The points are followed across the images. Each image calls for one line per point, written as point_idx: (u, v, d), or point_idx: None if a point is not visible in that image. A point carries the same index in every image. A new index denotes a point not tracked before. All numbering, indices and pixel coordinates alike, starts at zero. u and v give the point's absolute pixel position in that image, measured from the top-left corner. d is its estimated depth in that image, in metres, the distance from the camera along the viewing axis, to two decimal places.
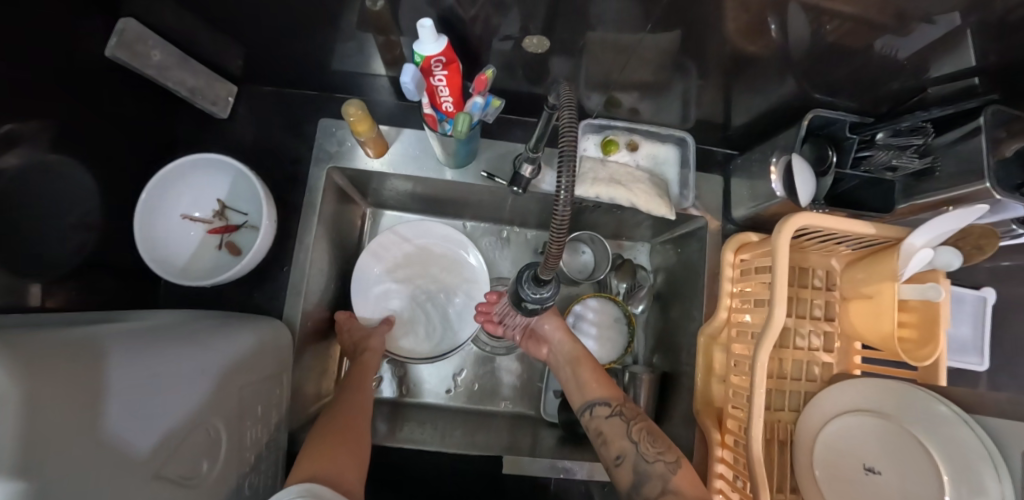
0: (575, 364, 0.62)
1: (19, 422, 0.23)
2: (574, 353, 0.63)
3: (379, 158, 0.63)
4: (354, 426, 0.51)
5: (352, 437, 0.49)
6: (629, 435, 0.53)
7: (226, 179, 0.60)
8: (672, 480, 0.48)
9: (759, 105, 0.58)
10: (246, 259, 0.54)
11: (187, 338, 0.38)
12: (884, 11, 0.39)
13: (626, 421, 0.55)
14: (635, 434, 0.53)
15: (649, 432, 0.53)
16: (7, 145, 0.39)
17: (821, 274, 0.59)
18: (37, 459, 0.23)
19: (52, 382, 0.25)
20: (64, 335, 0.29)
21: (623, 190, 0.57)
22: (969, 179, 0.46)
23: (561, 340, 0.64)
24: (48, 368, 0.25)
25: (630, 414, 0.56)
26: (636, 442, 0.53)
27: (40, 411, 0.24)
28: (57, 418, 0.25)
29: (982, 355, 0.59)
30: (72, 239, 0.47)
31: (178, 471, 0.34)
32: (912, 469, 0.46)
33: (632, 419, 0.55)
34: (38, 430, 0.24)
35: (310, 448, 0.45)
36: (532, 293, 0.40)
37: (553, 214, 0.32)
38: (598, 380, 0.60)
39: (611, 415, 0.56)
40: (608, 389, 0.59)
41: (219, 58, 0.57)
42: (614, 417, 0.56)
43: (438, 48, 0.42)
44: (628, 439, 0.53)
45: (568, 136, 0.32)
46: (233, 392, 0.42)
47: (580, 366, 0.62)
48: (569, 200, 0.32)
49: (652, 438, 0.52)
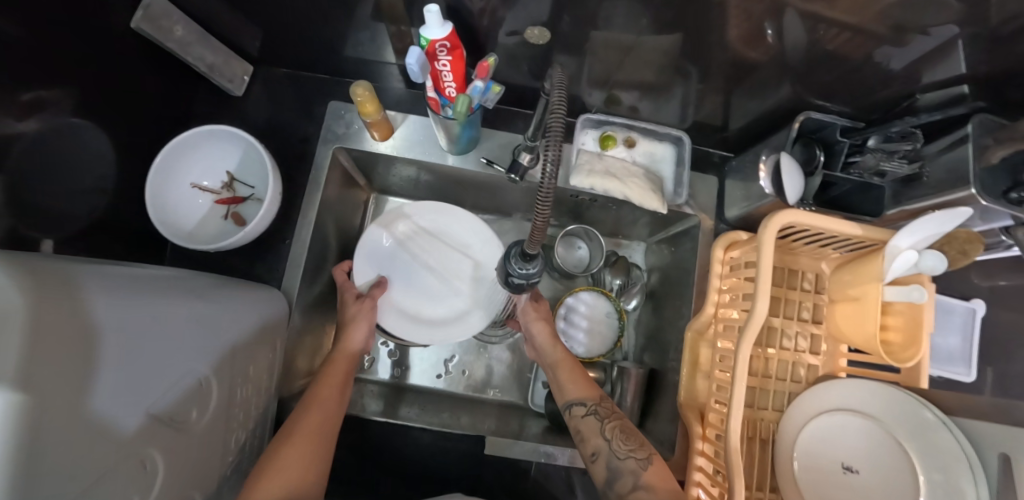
0: (560, 364, 0.61)
1: (22, 341, 0.24)
2: (560, 354, 0.62)
3: (384, 141, 0.65)
4: (315, 427, 0.50)
5: (313, 443, 0.49)
6: (603, 432, 0.54)
7: (237, 152, 0.63)
8: (643, 476, 0.49)
9: (756, 108, 0.60)
10: (250, 228, 0.56)
11: (169, 289, 0.39)
12: (872, 17, 0.40)
13: (601, 419, 0.55)
14: (608, 432, 0.53)
15: (621, 430, 0.53)
16: (27, 112, 0.41)
17: (811, 278, 0.60)
18: (37, 377, 0.25)
19: (51, 309, 0.26)
20: (45, 265, 0.29)
21: (617, 183, 0.59)
22: (955, 186, 0.47)
23: (544, 342, 0.63)
24: (47, 299, 0.27)
25: (605, 413, 0.55)
26: (610, 441, 0.53)
27: (40, 335, 0.25)
28: (56, 345, 0.26)
29: (969, 366, 0.62)
30: (85, 201, 0.49)
31: (166, 412, 0.36)
32: (891, 471, 0.48)
33: (607, 417, 0.55)
34: (38, 351, 0.25)
35: (269, 461, 0.46)
36: (519, 268, 0.42)
37: (537, 198, 0.34)
38: (579, 377, 0.60)
39: (588, 413, 0.56)
40: (590, 387, 0.58)
41: (238, 38, 0.60)
42: (590, 416, 0.55)
43: (444, 33, 0.44)
44: (602, 436, 0.53)
45: (555, 125, 0.33)
46: (222, 344, 0.43)
47: (563, 367, 0.61)
48: (552, 187, 0.33)
49: (625, 436, 0.52)
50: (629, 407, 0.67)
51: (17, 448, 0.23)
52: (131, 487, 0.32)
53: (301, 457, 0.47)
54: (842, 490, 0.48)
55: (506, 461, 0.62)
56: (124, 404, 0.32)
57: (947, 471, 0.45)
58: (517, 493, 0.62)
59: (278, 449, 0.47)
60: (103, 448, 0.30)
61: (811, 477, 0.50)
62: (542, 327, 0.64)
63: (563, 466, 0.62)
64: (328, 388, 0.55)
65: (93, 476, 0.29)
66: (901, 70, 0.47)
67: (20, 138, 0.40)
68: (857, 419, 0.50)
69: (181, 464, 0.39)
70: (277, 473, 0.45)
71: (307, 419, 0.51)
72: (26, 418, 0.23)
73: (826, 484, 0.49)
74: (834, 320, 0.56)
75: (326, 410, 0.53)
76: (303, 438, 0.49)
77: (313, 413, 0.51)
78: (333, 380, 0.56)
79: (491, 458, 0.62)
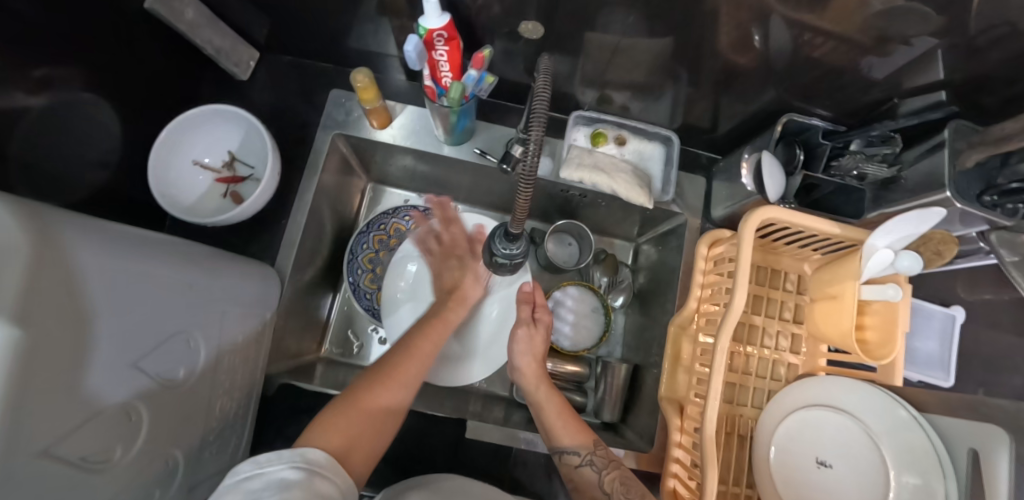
0: (547, 403, 0.59)
1: (20, 289, 0.25)
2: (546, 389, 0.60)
3: (383, 130, 0.68)
4: (377, 410, 0.47)
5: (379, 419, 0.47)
6: (600, 486, 0.52)
7: (239, 133, 0.66)
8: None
9: (742, 112, 0.62)
10: (247, 204, 0.58)
11: (165, 251, 0.41)
12: (849, 23, 0.42)
13: (598, 472, 0.52)
14: (607, 486, 0.51)
15: (622, 483, 0.51)
16: (38, 87, 0.43)
17: (793, 278, 0.62)
18: (35, 321, 0.26)
19: (47, 258, 0.27)
20: (47, 212, 0.30)
21: (605, 177, 0.62)
22: (930, 189, 0.49)
23: (529, 379, 0.60)
24: (45, 248, 0.27)
25: (602, 463, 0.53)
26: (608, 493, 0.51)
27: (37, 284, 0.26)
28: (53, 294, 0.27)
29: (948, 372, 0.64)
30: (89, 175, 0.51)
31: (156, 368, 0.39)
32: (860, 464, 0.48)
33: (604, 468, 0.53)
34: (36, 298, 0.26)
35: (334, 411, 0.45)
36: (503, 248, 0.44)
37: (518, 186, 0.34)
38: (577, 423, 0.57)
39: (582, 464, 0.53)
40: (588, 436, 0.55)
41: (247, 23, 0.63)
42: (585, 467, 0.53)
43: (441, 23, 0.46)
44: (599, 490, 0.52)
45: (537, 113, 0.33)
46: (209, 305, 0.45)
47: (553, 410, 0.58)
48: (532, 179, 0.34)
49: (626, 488, 0.51)
50: (611, 404, 0.69)
51: (12, 379, 0.24)
52: (108, 431, 0.34)
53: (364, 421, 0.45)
54: (816, 484, 0.49)
55: (485, 449, 0.63)
56: (110, 361, 0.33)
57: (915, 463, 0.46)
58: (495, 479, 0.62)
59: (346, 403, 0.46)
60: (88, 392, 0.31)
61: (784, 473, 0.51)
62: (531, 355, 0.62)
63: (542, 453, 0.63)
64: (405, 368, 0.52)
65: (76, 418, 0.31)
66: (882, 76, 0.49)
67: (28, 112, 0.42)
68: (831, 414, 0.51)
69: (165, 419, 0.41)
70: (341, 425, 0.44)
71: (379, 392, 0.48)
72: (24, 351, 0.25)
73: (800, 477, 0.50)
74: (814, 319, 0.57)
75: (395, 391, 0.49)
76: (373, 407, 0.47)
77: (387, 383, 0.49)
78: (422, 351, 0.55)
79: (472, 442, 0.63)
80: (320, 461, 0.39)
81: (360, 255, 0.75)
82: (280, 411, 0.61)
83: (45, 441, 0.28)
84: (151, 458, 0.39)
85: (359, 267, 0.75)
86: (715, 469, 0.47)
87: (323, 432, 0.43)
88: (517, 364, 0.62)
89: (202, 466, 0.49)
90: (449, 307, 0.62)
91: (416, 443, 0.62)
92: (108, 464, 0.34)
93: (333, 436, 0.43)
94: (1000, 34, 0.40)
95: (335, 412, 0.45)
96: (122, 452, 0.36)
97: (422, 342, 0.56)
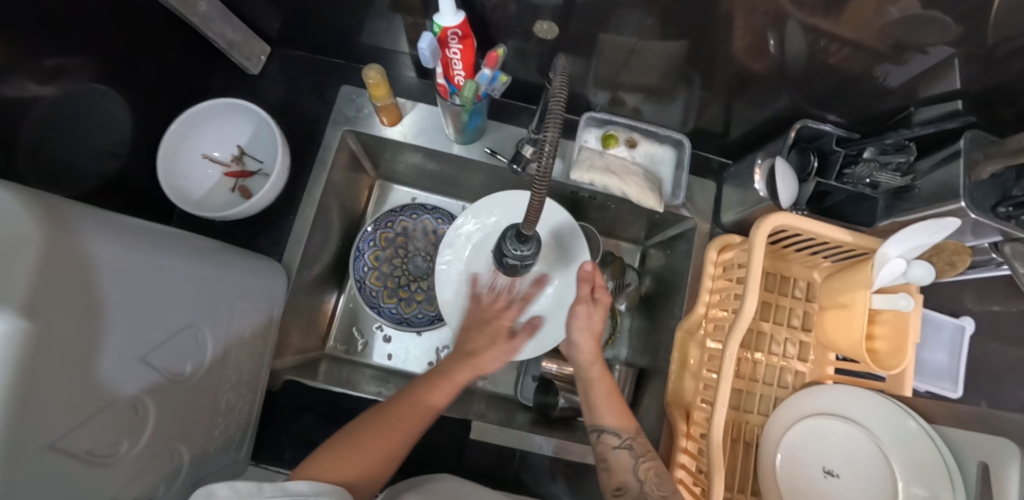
0: (600, 385, 0.57)
1: (29, 281, 0.25)
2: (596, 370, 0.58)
3: (392, 127, 0.67)
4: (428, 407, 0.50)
5: (388, 443, 0.46)
6: (635, 471, 0.51)
7: (249, 127, 0.65)
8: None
9: (756, 117, 0.62)
10: (255, 200, 0.57)
11: (174, 245, 0.40)
12: (866, 31, 0.42)
13: (636, 458, 0.52)
14: (642, 473, 0.51)
15: (658, 473, 0.51)
16: (49, 77, 0.43)
17: (802, 286, 0.62)
18: (45, 313, 0.25)
19: (56, 251, 0.27)
20: (58, 203, 0.30)
21: (616, 179, 0.61)
22: (944, 199, 0.49)
23: (584, 357, 0.58)
24: (55, 241, 0.27)
25: (640, 450, 0.53)
26: (641, 481, 0.51)
27: (46, 276, 0.26)
28: (62, 287, 0.27)
29: (957, 384, 0.64)
30: (98, 166, 0.51)
31: (163, 363, 0.38)
32: (866, 475, 0.48)
33: (642, 455, 0.52)
34: (44, 290, 0.26)
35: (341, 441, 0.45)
36: (515, 250, 0.43)
37: (532, 188, 0.34)
38: (621, 408, 0.56)
39: (619, 446, 0.53)
40: (632, 422, 0.55)
41: (259, 17, 0.62)
42: (621, 449, 0.53)
43: (456, 21, 0.46)
44: (634, 475, 0.51)
45: (554, 114, 0.32)
46: (216, 301, 0.45)
47: (604, 393, 0.56)
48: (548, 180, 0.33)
49: (661, 479, 0.51)
50: None
51: (18, 374, 0.24)
52: (115, 426, 0.34)
53: (364, 453, 0.45)
54: (821, 494, 0.49)
55: (488, 451, 0.62)
56: (117, 356, 0.33)
57: (926, 476, 0.46)
58: (497, 481, 0.62)
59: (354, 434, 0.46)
60: (95, 387, 0.31)
61: (790, 482, 0.50)
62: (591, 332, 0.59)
63: (547, 456, 0.62)
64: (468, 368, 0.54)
65: (84, 412, 0.30)
66: (897, 84, 0.49)
67: (39, 102, 0.42)
68: (841, 425, 0.50)
69: (172, 414, 0.40)
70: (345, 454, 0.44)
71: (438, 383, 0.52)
72: (30, 344, 0.24)
73: (806, 487, 0.49)
74: (823, 327, 0.57)
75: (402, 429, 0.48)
76: (382, 432, 0.46)
77: (405, 406, 0.49)
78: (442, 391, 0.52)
79: (477, 442, 0.62)
80: (307, 491, 0.38)
81: (367, 252, 0.75)
82: (283, 406, 0.61)
83: (52, 434, 0.28)
84: (157, 453, 0.39)
85: (366, 265, 0.75)
86: (722, 475, 0.47)
87: (325, 464, 0.43)
88: (575, 340, 0.59)
89: (206, 461, 0.49)
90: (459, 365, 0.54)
91: (419, 441, 0.62)
92: (114, 458, 0.34)
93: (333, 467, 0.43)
94: (1018, 46, 0.40)
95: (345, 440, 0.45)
96: (128, 446, 0.35)
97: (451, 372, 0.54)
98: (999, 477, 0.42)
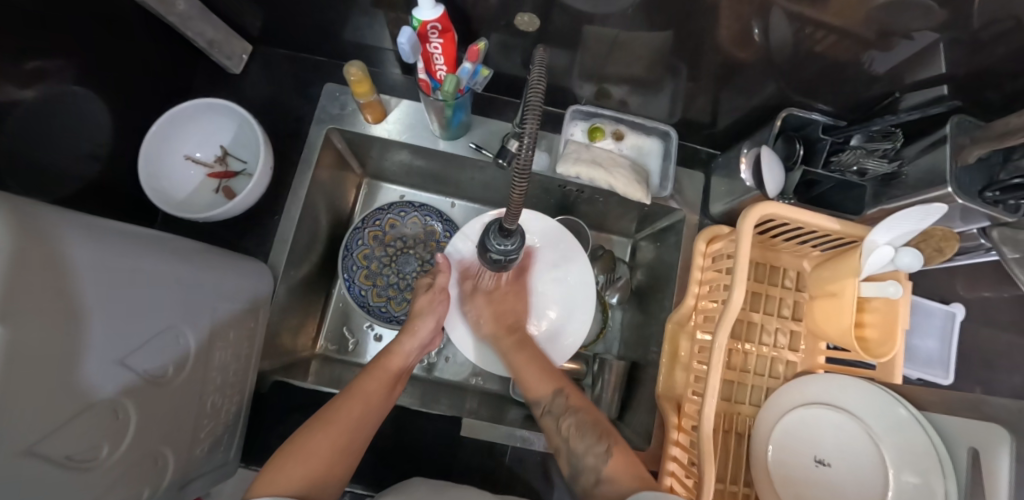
0: (516, 354, 0.62)
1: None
2: (512, 342, 0.64)
3: (377, 124, 0.67)
4: (369, 397, 0.53)
5: (341, 440, 0.48)
6: (560, 431, 0.54)
7: (232, 127, 0.65)
8: (605, 470, 0.49)
9: (742, 107, 0.61)
10: (239, 199, 0.57)
11: (152, 245, 0.40)
12: (850, 17, 0.41)
13: (556, 418, 0.55)
14: (566, 431, 0.54)
15: (578, 426, 0.53)
16: (29, 80, 0.43)
17: (792, 275, 0.61)
18: (18, 316, 0.25)
19: (28, 252, 0.26)
20: (29, 205, 0.29)
21: (603, 172, 0.61)
22: (932, 185, 0.48)
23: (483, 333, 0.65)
24: (25, 241, 0.26)
25: (560, 410, 0.56)
26: (568, 439, 0.54)
27: (18, 277, 0.25)
28: (36, 289, 0.27)
29: (948, 370, 0.64)
30: (79, 168, 0.50)
31: (144, 367, 0.38)
32: (860, 465, 0.48)
33: (562, 413, 0.55)
34: (18, 291, 0.25)
35: (294, 445, 0.47)
36: (498, 244, 0.43)
37: (511, 182, 0.33)
38: (544, 372, 0.60)
39: (544, 414, 0.57)
40: (552, 382, 0.58)
41: (239, 16, 0.62)
42: (546, 415, 0.56)
43: (435, 15, 0.46)
44: (561, 436, 0.54)
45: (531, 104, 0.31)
46: (197, 302, 0.45)
47: (519, 363, 0.61)
48: (525, 173, 0.33)
49: (581, 432, 0.53)
50: (608, 400, 0.71)
51: None
52: (97, 428, 0.34)
53: (318, 457, 0.46)
54: (814, 483, 0.49)
55: (481, 448, 0.62)
56: (95, 360, 0.32)
57: (917, 464, 0.45)
58: (490, 477, 0.61)
59: (302, 439, 0.47)
60: (73, 391, 0.31)
61: (782, 472, 0.50)
62: (492, 311, 0.65)
63: (538, 451, 0.62)
64: (407, 339, 0.60)
65: (61, 415, 0.30)
66: (883, 71, 0.48)
67: (19, 105, 0.42)
68: (832, 413, 0.50)
69: (154, 417, 0.40)
70: (298, 459, 0.46)
71: (380, 371, 0.56)
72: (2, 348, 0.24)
73: (799, 477, 0.49)
74: (814, 317, 0.56)
75: (354, 414, 0.51)
76: (331, 430, 0.49)
77: (346, 402, 0.51)
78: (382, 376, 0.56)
79: (467, 440, 0.62)
80: None
81: (355, 251, 0.74)
82: (272, 407, 0.61)
83: (28, 439, 0.27)
84: (140, 456, 0.39)
85: (354, 263, 0.74)
86: (711, 466, 0.47)
87: (273, 476, 0.44)
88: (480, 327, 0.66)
89: (192, 463, 0.48)
90: (399, 339, 0.60)
91: (408, 440, 0.61)
92: (94, 462, 0.34)
93: (284, 473, 0.44)
94: (1004, 29, 0.39)
95: (298, 444, 0.47)
96: (109, 450, 0.35)
97: (390, 354, 0.58)
98: (991, 462, 0.42)
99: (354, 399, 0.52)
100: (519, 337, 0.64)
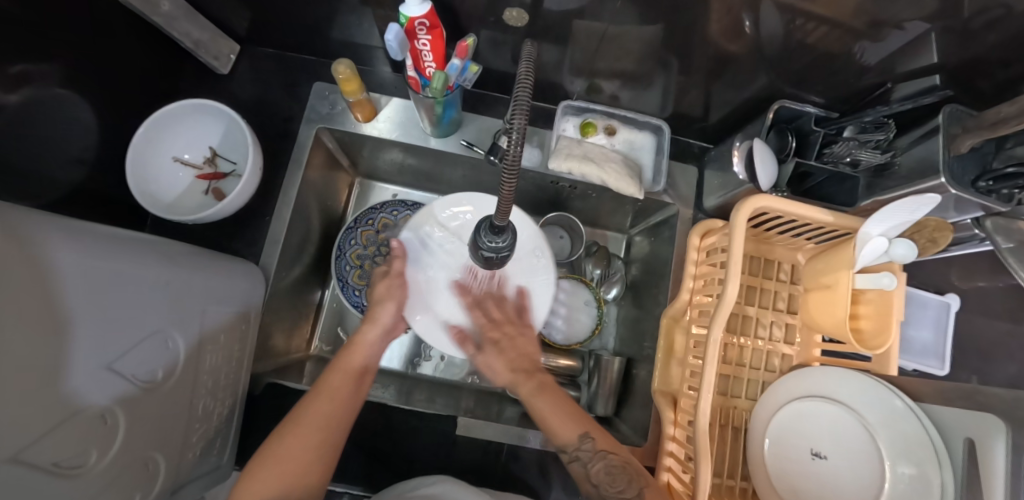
0: (538, 400, 0.56)
1: None
2: (531, 387, 0.58)
3: (368, 123, 0.66)
4: (334, 391, 0.52)
5: (314, 438, 0.48)
6: (590, 478, 0.51)
7: (221, 127, 0.64)
8: None
9: (734, 100, 0.61)
10: (229, 200, 0.56)
11: (138, 247, 0.39)
12: (839, 8, 0.41)
13: (585, 465, 0.51)
14: (596, 477, 0.50)
15: (608, 472, 0.50)
16: (14, 85, 0.42)
17: (787, 268, 0.61)
18: None
19: (6, 258, 0.26)
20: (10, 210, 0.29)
21: (595, 168, 0.61)
22: (926, 175, 0.48)
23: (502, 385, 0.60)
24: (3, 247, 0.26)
25: (589, 455, 0.51)
26: (598, 483, 0.50)
27: None
28: (17, 295, 0.26)
29: (943, 361, 0.64)
30: (65, 172, 0.50)
31: (133, 371, 0.37)
32: (853, 456, 0.48)
33: (591, 458, 0.51)
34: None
35: (266, 451, 0.47)
36: (489, 241, 0.43)
37: (501, 181, 0.33)
38: (567, 413, 0.54)
39: (572, 460, 0.52)
40: (578, 425, 0.53)
41: (225, 15, 0.61)
42: (574, 462, 0.52)
43: (422, 11, 0.46)
44: (590, 482, 0.51)
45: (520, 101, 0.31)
46: (186, 304, 0.44)
47: (544, 409, 0.55)
48: (515, 169, 0.32)
49: (612, 478, 0.49)
50: (604, 396, 0.70)
51: None
52: (87, 434, 0.33)
53: (292, 459, 0.47)
54: (806, 475, 0.49)
55: (478, 448, 0.62)
56: (80, 366, 0.32)
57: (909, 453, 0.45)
58: (487, 475, 0.61)
59: (274, 444, 0.48)
60: (58, 398, 0.30)
61: (777, 464, 0.50)
62: (505, 361, 0.60)
63: (534, 449, 0.62)
64: (369, 327, 0.59)
65: (47, 423, 0.29)
66: (874, 62, 0.48)
67: (3, 110, 0.41)
68: (823, 405, 0.50)
69: (144, 422, 0.39)
70: (271, 465, 0.46)
71: (344, 365, 0.55)
72: None
73: (789, 469, 0.49)
74: (809, 310, 0.56)
75: (321, 408, 0.50)
76: (301, 431, 0.48)
77: (313, 400, 0.51)
78: (346, 370, 0.55)
79: (463, 439, 0.62)
80: None
81: (348, 251, 0.74)
82: (266, 410, 0.61)
83: (12, 448, 0.27)
84: (129, 462, 0.38)
85: (347, 263, 0.74)
86: (709, 463, 0.46)
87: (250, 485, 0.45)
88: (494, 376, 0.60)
89: (185, 467, 0.48)
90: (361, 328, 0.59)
91: (405, 441, 0.61)
92: (82, 469, 0.33)
93: (257, 481, 0.45)
94: (995, 17, 0.39)
95: (270, 450, 0.47)
96: (98, 456, 0.35)
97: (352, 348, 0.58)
98: (984, 453, 0.41)
99: (320, 396, 0.51)
100: (540, 380, 0.59)
